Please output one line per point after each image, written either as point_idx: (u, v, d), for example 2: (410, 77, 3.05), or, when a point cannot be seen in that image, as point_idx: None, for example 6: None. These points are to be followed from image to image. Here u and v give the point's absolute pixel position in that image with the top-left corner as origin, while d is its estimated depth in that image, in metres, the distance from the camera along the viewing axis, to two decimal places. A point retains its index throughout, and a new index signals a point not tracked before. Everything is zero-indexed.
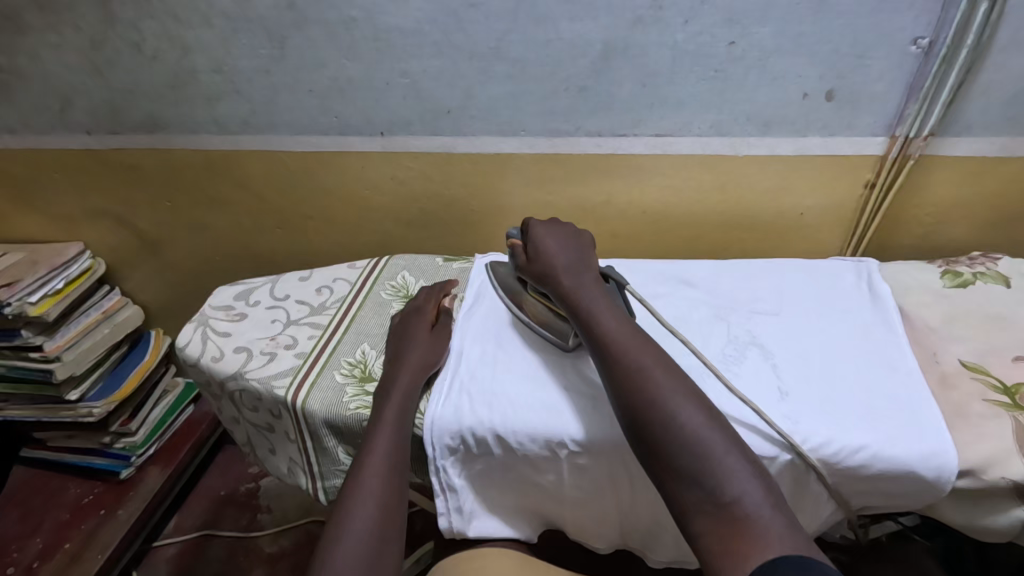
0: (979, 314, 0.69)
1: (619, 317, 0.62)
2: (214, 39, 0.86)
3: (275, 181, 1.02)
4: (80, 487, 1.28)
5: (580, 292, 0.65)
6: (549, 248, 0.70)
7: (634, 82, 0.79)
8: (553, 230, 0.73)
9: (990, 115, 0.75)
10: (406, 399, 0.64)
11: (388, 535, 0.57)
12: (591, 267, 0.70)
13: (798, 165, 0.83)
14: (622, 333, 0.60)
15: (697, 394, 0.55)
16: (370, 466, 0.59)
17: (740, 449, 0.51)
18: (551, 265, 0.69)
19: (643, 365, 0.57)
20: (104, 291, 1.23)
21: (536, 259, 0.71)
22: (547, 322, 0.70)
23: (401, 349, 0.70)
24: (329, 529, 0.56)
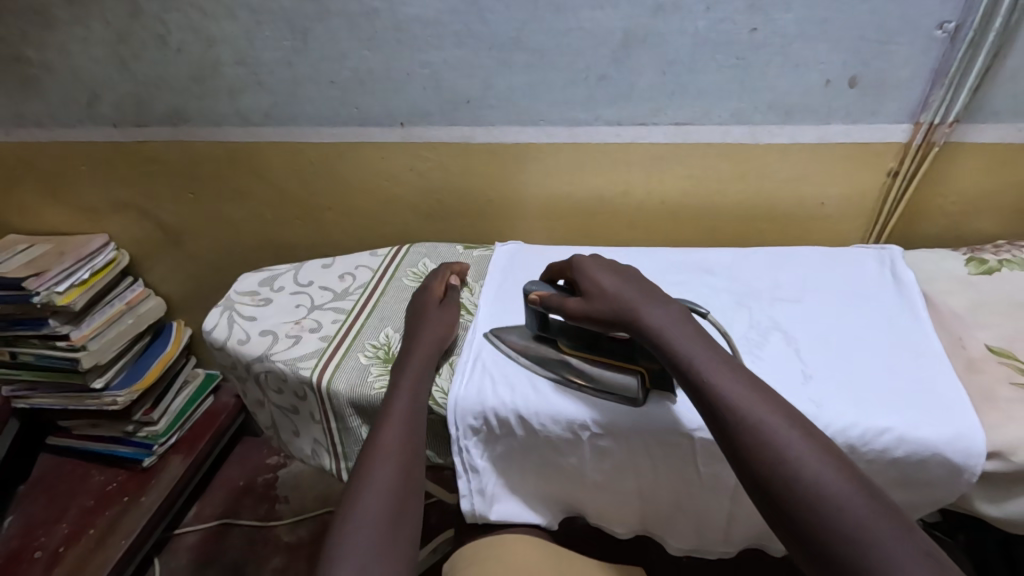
0: (1006, 301, 0.68)
1: (734, 373, 0.53)
2: (238, 31, 0.87)
3: (295, 173, 1.03)
4: (104, 475, 1.30)
5: (676, 338, 0.56)
6: (609, 282, 0.63)
7: (654, 71, 0.79)
8: (603, 265, 0.66)
9: (1018, 100, 0.75)
10: (421, 374, 0.66)
11: (410, 484, 0.57)
12: (669, 301, 0.61)
13: (819, 153, 0.83)
14: (744, 392, 0.51)
15: (842, 461, 0.46)
16: (389, 420, 0.60)
17: (920, 534, 0.41)
18: (625, 301, 0.60)
19: (772, 429, 0.48)
20: (127, 282, 1.26)
21: (596, 298, 0.62)
22: (607, 373, 0.64)
23: (421, 329, 0.71)
24: (352, 478, 0.57)
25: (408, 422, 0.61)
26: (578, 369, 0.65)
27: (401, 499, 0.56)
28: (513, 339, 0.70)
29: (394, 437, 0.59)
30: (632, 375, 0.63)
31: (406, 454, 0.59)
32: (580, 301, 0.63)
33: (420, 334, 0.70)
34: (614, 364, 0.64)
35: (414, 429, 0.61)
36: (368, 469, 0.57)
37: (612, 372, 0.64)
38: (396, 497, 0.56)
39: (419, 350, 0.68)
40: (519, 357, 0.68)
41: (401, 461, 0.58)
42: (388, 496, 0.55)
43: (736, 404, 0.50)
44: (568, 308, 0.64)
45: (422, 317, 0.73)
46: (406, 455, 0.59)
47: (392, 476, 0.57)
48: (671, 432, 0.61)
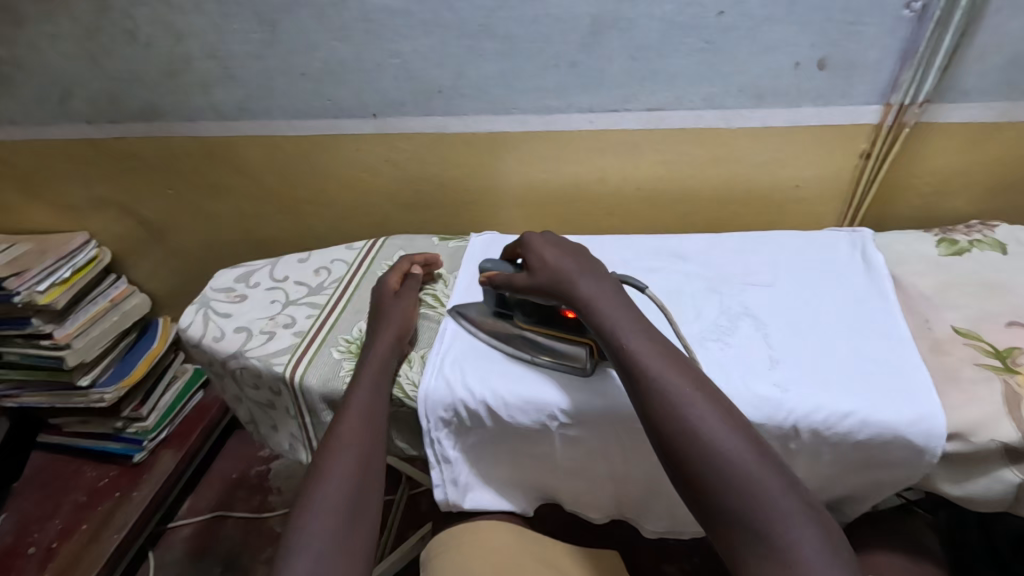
0: (975, 283, 0.68)
1: (644, 331, 0.57)
2: (206, 24, 0.86)
3: (272, 167, 1.03)
4: (96, 470, 1.31)
5: (607, 313, 0.59)
6: (548, 256, 0.65)
7: (624, 57, 0.79)
8: (550, 241, 0.68)
9: (988, 79, 0.74)
10: (383, 366, 0.66)
11: (368, 476, 0.58)
12: (604, 274, 0.64)
13: (792, 136, 0.83)
14: (657, 361, 0.54)
15: (738, 418, 0.51)
16: (349, 412, 0.62)
17: (794, 485, 0.48)
18: (561, 273, 0.63)
19: (684, 399, 0.51)
20: (110, 280, 1.25)
21: (537, 270, 0.65)
22: (557, 348, 0.65)
23: (378, 321, 0.72)
24: (310, 472, 0.58)
25: (366, 414, 0.62)
26: (525, 346, 0.67)
27: (358, 490, 0.57)
28: (475, 316, 0.72)
29: (352, 429, 0.60)
30: (579, 345, 0.64)
31: (364, 446, 0.60)
32: (522, 276, 0.66)
33: (381, 325, 0.71)
34: (564, 338, 0.65)
35: (372, 423, 0.61)
36: (325, 462, 0.58)
37: (560, 344, 0.65)
38: (353, 489, 0.57)
39: (382, 343, 0.68)
40: (477, 333, 0.70)
41: (358, 454, 0.59)
42: (344, 487, 0.56)
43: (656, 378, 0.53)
44: (516, 284, 0.66)
45: (383, 309, 0.73)
46: (363, 447, 0.60)
47: (349, 467, 0.58)
48: (639, 420, 0.61)
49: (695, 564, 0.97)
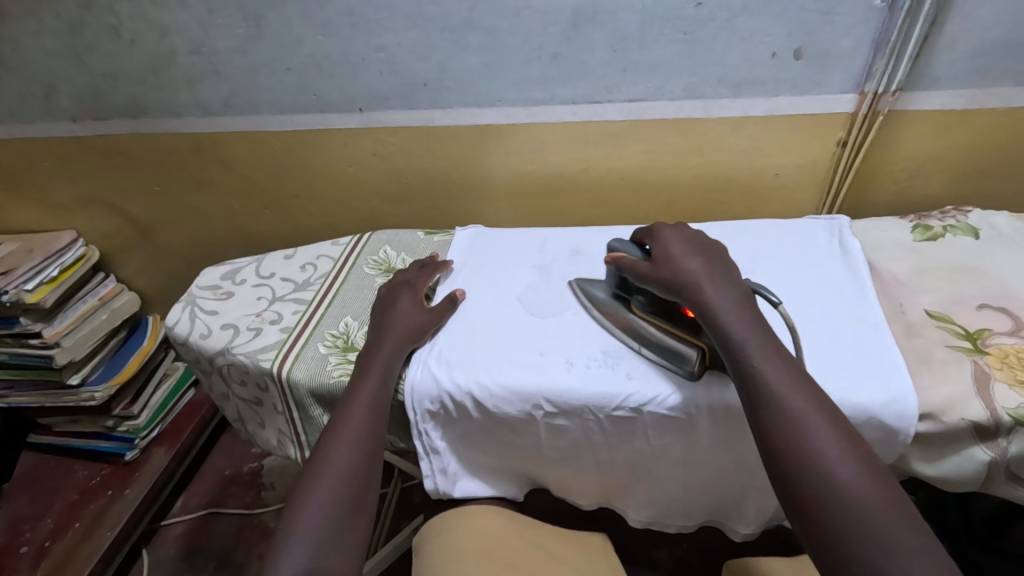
0: (946, 267, 0.70)
1: (730, 291, 0.60)
2: (189, 19, 0.86)
3: (259, 162, 1.03)
4: (88, 469, 1.31)
5: (737, 328, 0.56)
6: (677, 253, 0.64)
7: (605, 49, 0.80)
8: (683, 236, 0.66)
9: (959, 67, 0.76)
10: (390, 362, 0.66)
11: (365, 469, 0.60)
12: (735, 281, 0.62)
13: (771, 125, 0.84)
14: (785, 384, 0.52)
15: (864, 453, 0.49)
16: (355, 406, 0.62)
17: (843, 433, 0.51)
18: (686, 275, 0.61)
19: (807, 426, 0.50)
20: (99, 278, 1.25)
21: (661, 264, 0.63)
22: (665, 343, 0.63)
23: (390, 320, 0.71)
24: (309, 462, 0.60)
25: (369, 408, 0.62)
26: (638, 336, 0.66)
27: (354, 483, 0.58)
28: (596, 293, 0.72)
29: (355, 422, 0.61)
30: (691, 346, 0.61)
31: (364, 440, 0.61)
32: (647, 265, 0.65)
33: (391, 320, 0.71)
34: (680, 337, 0.63)
35: (375, 416, 0.62)
36: (324, 453, 0.60)
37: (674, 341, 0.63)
38: (349, 481, 0.58)
39: (388, 340, 0.68)
40: (592, 310, 0.71)
41: (357, 447, 0.60)
42: (341, 479, 0.58)
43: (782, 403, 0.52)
44: (637, 270, 0.65)
45: (393, 304, 0.73)
46: (363, 440, 0.61)
47: (347, 460, 0.59)
48: (619, 407, 0.63)
49: (685, 549, 0.96)
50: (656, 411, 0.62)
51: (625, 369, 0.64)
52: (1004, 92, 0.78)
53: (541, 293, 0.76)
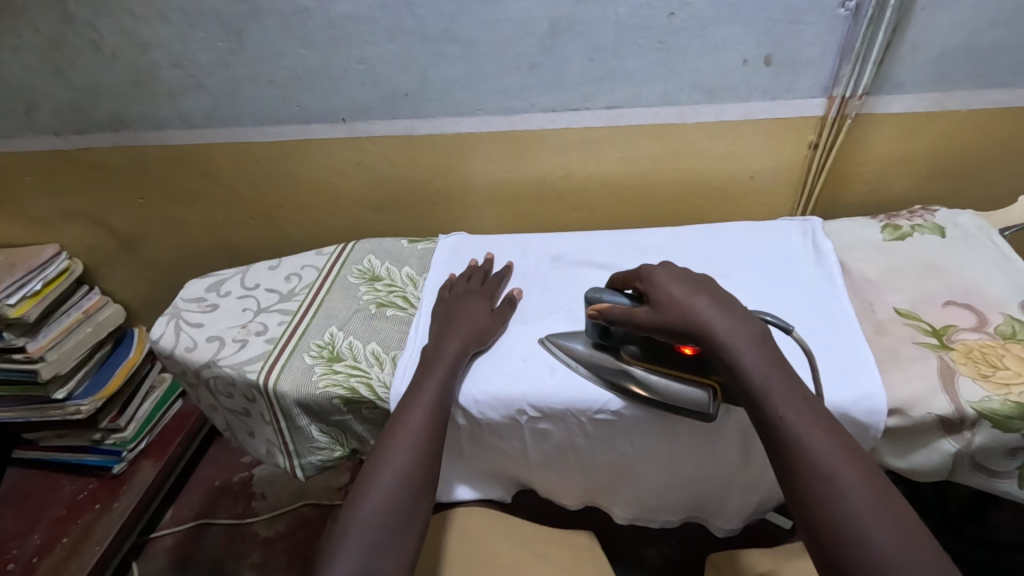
0: (914, 265, 0.73)
1: (746, 329, 0.57)
2: (171, 33, 0.86)
3: (243, 173, 1.03)
4: (75, 484, 1.30)
5: (761, 380, 0.53)
6: (677, 292, 0.59)
7: (582, 57, 0.81)
8: (675, 274, 0.62)
9: (922, 72, 0.79)
10: (454, 364, 0.66)
11: (425, 471, 0.59)
12: (747, 319, 0.58)
13: (745, 130, 0.86)
14: (820, 447, 0.49)
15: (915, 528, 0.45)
16: (416, 408, 0.62)
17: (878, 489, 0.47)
18: (694, 318, 0.57)
19: (842, 495, 0.47)
20: (83, 291, 1.25)
21: (666, 308, 0.59)
22: (674, 386, 0.62)
23: (457, 320, 0.72)
24: (370, 458, 0.60)
25: (432, 407, 0.62)
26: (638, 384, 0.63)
27: (413, 484, 0.58)
28: (576, 346, 0.68)
29: (415, 421, 0.61)
30: (702, 387, 0.61)
31: (427, 447, 0.60)
32: (646, 310, 0.60)
33: (457, 323, 0.71)
34: (685, 378, 0.62)
35: (436, 417, 0.62)
36: (387, 451, 0.60)
37: (681, 384, 0.62)
38: (408, 482, 0.58)
39: (453, 338, 0.69)
40: (575, 365, 0.66)
41: (418, 448, 0.60)
42: (400, 480, 0.58)
43: (817, 464, 0.49)
44: (636, 320, 0.60)
45: (463, 307, 0.74)
46: (425, 441, 0.60)
47: (408, 460, 0.59)
48: (601, 410, 0.64)
49: (673, 547, 0.95)
50: (636, 412, 0.63)
51: (606, 372, 0.66)
52: (965, 95, 0.80)
53: (524, 299, 0.77)
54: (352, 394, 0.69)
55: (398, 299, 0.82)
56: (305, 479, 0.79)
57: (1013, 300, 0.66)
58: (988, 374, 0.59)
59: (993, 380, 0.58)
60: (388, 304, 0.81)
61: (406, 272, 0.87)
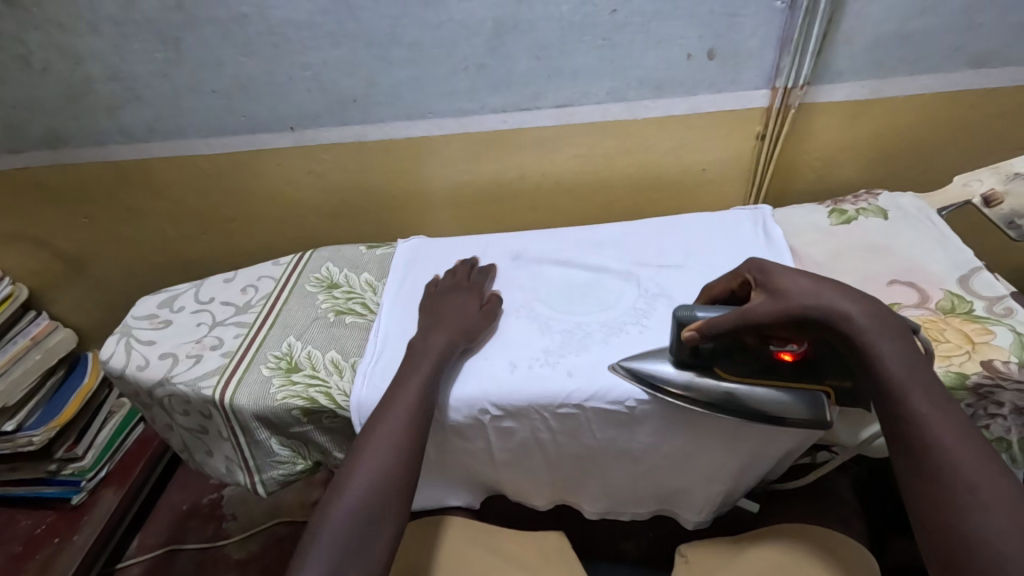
0: (859, 247, 0.75)
1: (887, 323, 0.53)
2: (105, 45, 0.83)
3: (191, 186, 1.01)
4: (30, 518, 1.25)
5: (874, 331, 0.53)
6: (792, 291, 0.55)
7: (528, 57, 0.82)
8: (790, 272, 0.57)
9: (857, 60, 0.81)
10: (438, 361, 0.65)
11: (402, 474, 0.58)
12: (868, 303, 0.55)
13: (693, 123, 0.88)
14: (952, 445, 0.48)
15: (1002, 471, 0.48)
16: (398, 403, 0.61)
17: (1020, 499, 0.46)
18: (816, 313, 0.54)
19: (937, 437, 0.49)
20: (30, 317, 1.19)
21: (784, 307, 0.55)
22: (786, 400, 0.60)
23: (443, 319, 0.71)
24: (348, 457, 0.60)
25: (413, 407, 0.61)
26: (749, 399, 0.60)
27: (388, 487, 0.57)
28: (649, 368, 0.63)
29: (395, 420, 0.60)
30: (816, 394, 0.60)
31: (407, 442, 0.59)
32: (763, 310, 0.56)
33: (442, 320, 0.71)
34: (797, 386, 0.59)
35: (420, 417, 0.61)
36: (365, 449, 0.59)
37: (791, 395, 0.60)
38: (390, 476, 0.58)
39: (440, 334, 0.68)
40: (645, 383, 0.62)
41: (396, 448, 0.59)
42: (376, 482, 0.57)
43: (923, 413, 0.50)
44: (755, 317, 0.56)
45: (451, 307, 0.73)
46: (405, 440, 0.59)
47: (385, 461, 0.58)
48: (564, 403, 0.64)
49: (650, 538, 0.95)
50: (598, 405, 0.64)
51: (566, 366, 0.66)
52: (900, 82, 0.83)
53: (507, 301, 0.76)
54: (312, 404, 0.68)
55: (357, 306, 0.81)
56: (268, 494, 0.77)
57: (952, 276, 0.69)
58: (932, 347, 0.61)
59: (936, 353, 0.61)
60: (348, 311, 0.80)
61: (365, 278, 0.86)
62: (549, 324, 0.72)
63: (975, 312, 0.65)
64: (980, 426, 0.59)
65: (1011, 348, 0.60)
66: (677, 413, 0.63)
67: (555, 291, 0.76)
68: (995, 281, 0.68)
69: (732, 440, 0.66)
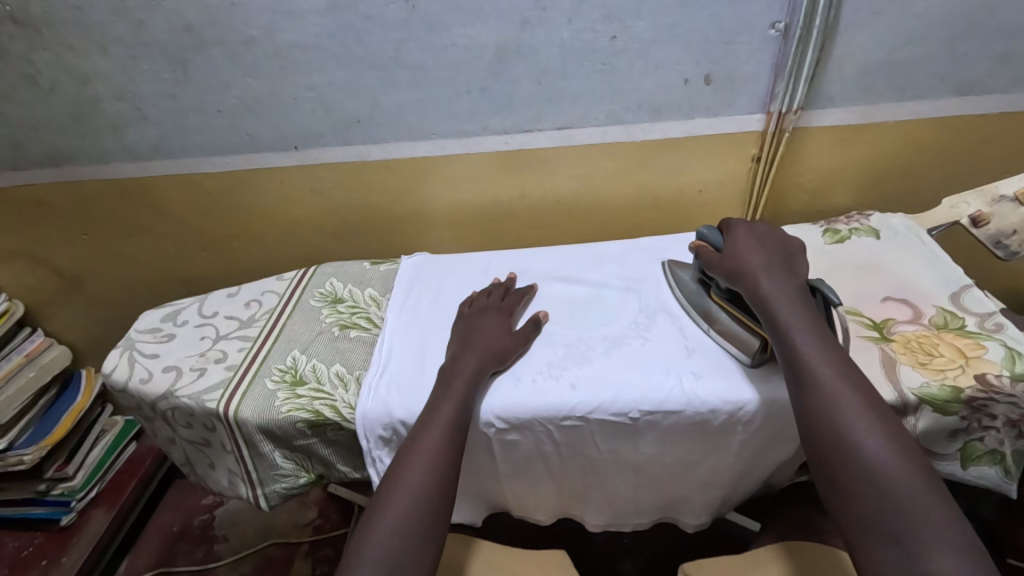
0: (854, 266, 0.77)
1: (787, 282, 0.63)
2: (113, 66, 0.84)
3: (194, 204, 1.01)
4: (18, 540, 1.22)
5: (787, 316, 0.60)
6: (744, 243, 0.68)
7: (530, 80, 0.84)
8: (756, 231, 0.70)
9: (847, 86, 0.84)
10: (473, 383, 0.65)
11: (439, 499, 0.58)
12: (796, 279, 0.65)
13: (691, 145, 0.90)
14: (822, 365, 0.56)
15: (911, 450, 0.51)
16: (431, 428, 0.61)
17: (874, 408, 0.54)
18: (746, 268, 0.66)
19: (846, 419, 0.53)
20: (25, 333, 1.18)
21: (729, 255, 0.68)
22: (734, 330, 0.67)
23: (476, 335, 0.70)
24: (387, 473, 0.59)
25: (449, 429, 0.61)
26: (715, 322, 0.70)
27: (429, 510, 0.57)
28: (684, 277, 0.76)
29: (432, 444, 0.60)
30: (753, 335, 0.64)
31: (439, 467, 0.59)
32: (716, 256, 0.69)
33: (474, 340, 0.70)
34: (747, 324, 0.66)
35: (454, 439, 0.61)
36: (405, 465, 0.59)
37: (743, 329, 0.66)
38: (426, 501, 0.57)
39: (472, 354, 0.67)
40: (680, 292, 0.75)
41: (435, 469, 0.59)
42: (417, 497, 0.57)
43: (805, 353, 0.57)
44: (709, 261, 0.70)
45: (482, 327, 0.72)
46: (439, 465, 0.59)
47: (425, 478, 0.58)
48: (568, 417, 0.64)
49: (650, 562, 0.96)
50: (602, 417, 0.64)
51: (570, 379, 0.66)
52: (889, 107, 0.86)
53: (549, 322, 0.75)
54: (317, 417, 0.68)
55: (361, 321, 0.81)
56: (271, 508, 0.76)
57: (943, 293, 0.71)
58: (926, 362, 0.63)
59: (930, 367, 0.62)
60: (352, 325, 0.81)
61: (369, 293, 0.86)
62: (552, 338, 0.72)
63: (967, 327, 0.66)
64: (974, 438, 0.61)
65: (1002, 362, 0.61)
66: (680, 425, 0.64)
67: (557, 307, 0.77)
68: (984, 297, 0.69)
69: (733, 450, 0.67)
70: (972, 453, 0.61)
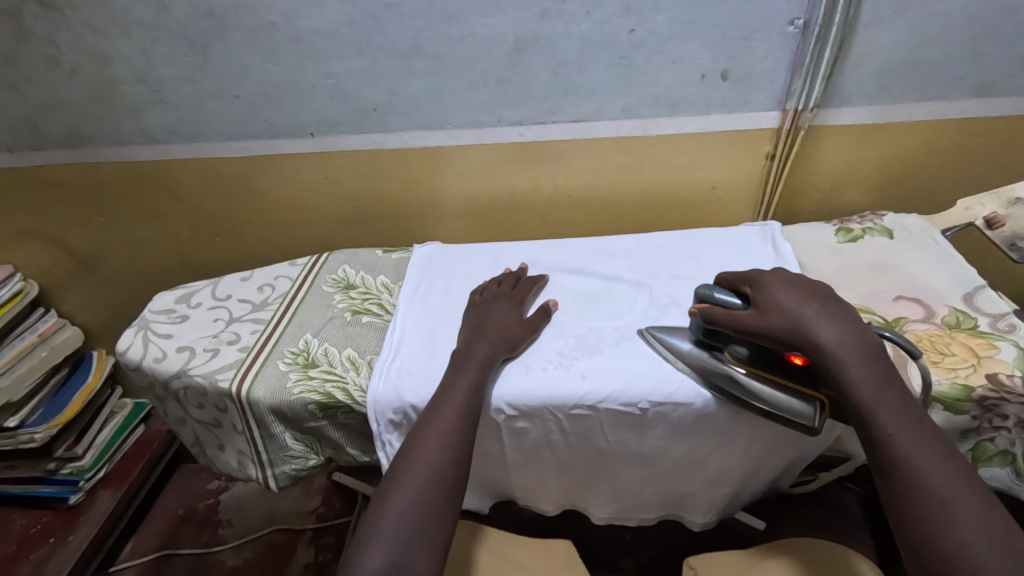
0: (867, 264, 0.77)
1: (854, 337, 0.58)
2: (135, 49, 0.85)
3: (209, 189, 1.02)
4: (26, 517, 1.23)
5: (866, 390, 0.55)
6: (785, 294, 0.62)
7: (546, 72, 0.84)
8: (782, 279, 0.64)
9: (865, 85, 0.84)
10: (485, 368, 0.65)
11: (452, 477, 0.58)
12: (856, 328, 0.59)
13: (705, 141, 0.91)
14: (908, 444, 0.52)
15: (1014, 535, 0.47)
16: (444, 409, 0.61)
17: (972, 493, 0.50)
18: (801, 325, 0.59)
19: (947, 507, 0.49)
20: (40, 312, 1.20)
21: (768, 313, 0.61)
22: (788, 402, 0.60)
23: (487, 322, 0.71)
24: (400, 452, 0.60)
25: (461, 410, 0.61)
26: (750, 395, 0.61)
27: (441, 488, 0.57)
28: (678, 343, 0.67)
29: (445, 424, 0.60)
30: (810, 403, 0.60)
31: (451, 447, 0.59)
32: (750, 313, 0.62)
33: (486, 326, 0.70)
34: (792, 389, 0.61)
35: (466, 420, 0.61)
36: (417, 444, 0.60)
37: (789, 395, 0.61)
38: (439, 479, 0.58)
39: (484, 341, 0.68)
40: (674, 359, 0.66)
41: (448, 448, 0.59)
42: (430, 477, 0.57)
43: (889, 432, 0.53)
44: (740, 322, 0.62)
45: (494, 314, 0.72)
46: (452, 445, 0.60)
47: (438, 456, 0.59)
48: (577, 406, 0.65)
49: (651, 556, 0.97)
50: (612, 407, 0.64)
51: (580, 369, 0.67)
52: (906, 107, 0.86)
53: (559, 311, 0.75)
54: (328, 399, 0.68)
55: (373, 307, 0.82)
56: (280, 490, 0.77)
57: (955, 293, 0.71)
58: (938, 360, 0.63)
59: (942, 365, 0.62)
60: (364, 311, 0.81)
61: (381, 280, 0.87)
62: (562, 328, 0.73)
63: (979, 327, 0.66)
64: (985, 438, 0.60)
65: (1014, 363, 0.61)
66: (689, 418, 0.64)
67: (567, 298, 0.78)
68: (997, 299, 0.69)
69: (741, 444, 0.67)
70: (983, 454, 0.61)
